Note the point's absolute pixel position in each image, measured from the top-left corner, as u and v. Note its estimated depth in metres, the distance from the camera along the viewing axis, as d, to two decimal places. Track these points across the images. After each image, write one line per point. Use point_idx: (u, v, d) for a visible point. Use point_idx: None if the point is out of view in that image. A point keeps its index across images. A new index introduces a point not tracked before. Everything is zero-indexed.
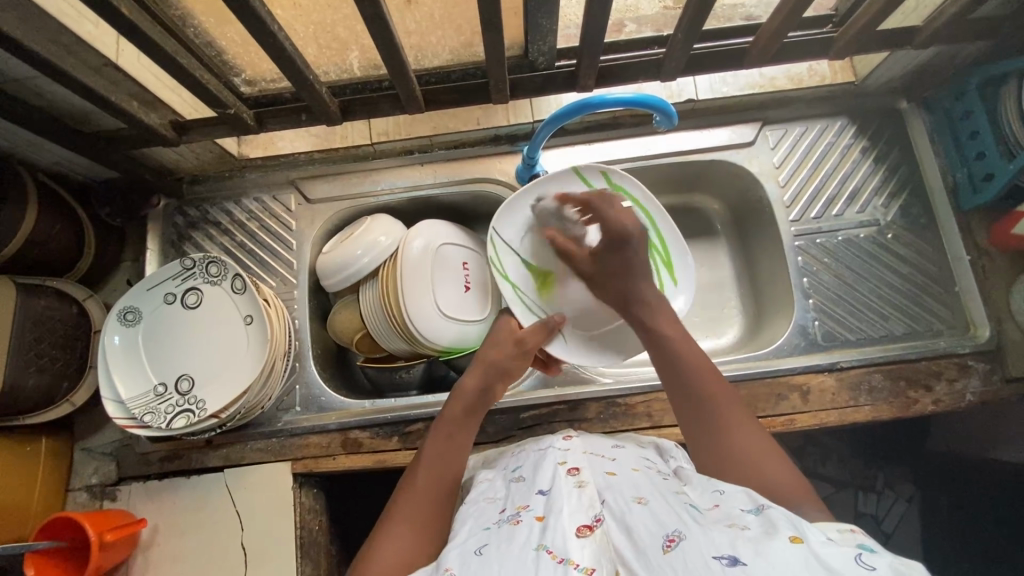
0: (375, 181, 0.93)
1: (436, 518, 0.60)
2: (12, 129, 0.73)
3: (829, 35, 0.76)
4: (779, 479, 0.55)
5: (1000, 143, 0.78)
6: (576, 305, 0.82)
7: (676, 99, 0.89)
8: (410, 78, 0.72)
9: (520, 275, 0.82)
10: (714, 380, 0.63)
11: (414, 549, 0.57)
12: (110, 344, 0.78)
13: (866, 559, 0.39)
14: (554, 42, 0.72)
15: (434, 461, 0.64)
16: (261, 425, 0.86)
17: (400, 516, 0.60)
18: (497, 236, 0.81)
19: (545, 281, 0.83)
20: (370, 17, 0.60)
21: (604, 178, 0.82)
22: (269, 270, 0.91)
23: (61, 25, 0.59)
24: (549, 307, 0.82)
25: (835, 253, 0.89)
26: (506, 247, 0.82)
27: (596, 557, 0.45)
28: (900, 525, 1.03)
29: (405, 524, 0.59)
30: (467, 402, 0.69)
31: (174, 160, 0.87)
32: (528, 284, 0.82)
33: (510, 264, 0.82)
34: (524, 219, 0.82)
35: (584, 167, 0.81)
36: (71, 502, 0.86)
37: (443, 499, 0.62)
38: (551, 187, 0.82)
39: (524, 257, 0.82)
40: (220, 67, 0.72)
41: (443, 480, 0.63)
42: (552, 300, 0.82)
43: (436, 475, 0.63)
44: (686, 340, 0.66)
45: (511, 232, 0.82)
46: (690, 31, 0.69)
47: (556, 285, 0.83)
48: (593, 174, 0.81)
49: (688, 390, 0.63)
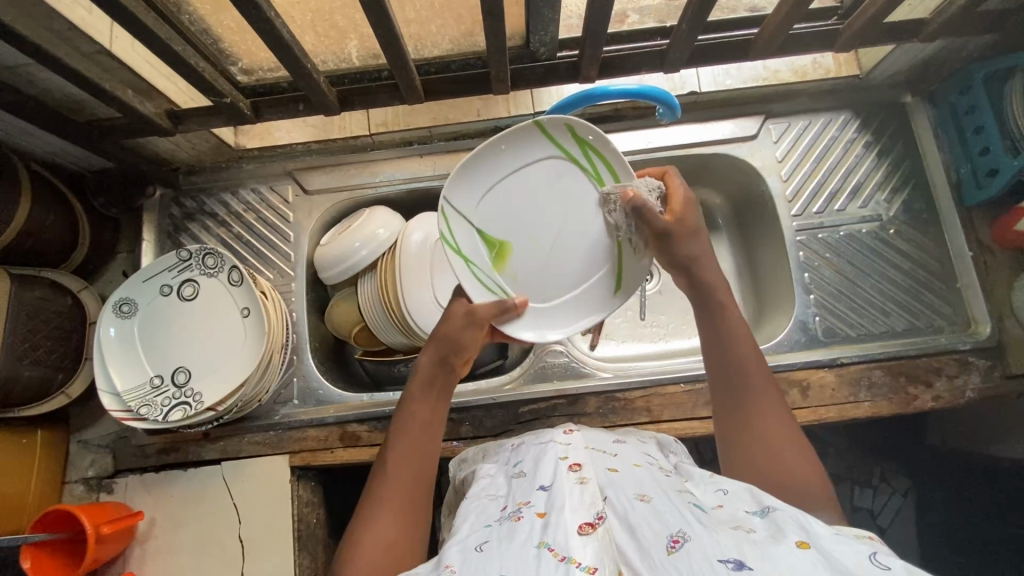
0: (374, 172, 0.92)
1: (417, 507, 0.59)
2: (5, 117, 0.71)
3: (834, 28, 0.75)
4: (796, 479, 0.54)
5: (1005, 138, 0.77)
6: (536, 277, 0.69)
7: (679, 91, 0.87)
8: (409, 68, 0.71)
9: (472, 246, 0.68)
10: (755, 375, 0.61)
11: (396, 543, 0.56)
12: (106, 336, 0.78)
13: (881, 560, 0.39)
14: (556, 32, 0.71)
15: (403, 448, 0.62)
16: (259, 417, 0.85)
17: (376, 511, 0.57)
18: (449, 207, 0.67)
19: (500, 251, 0.69)
20: (370, 4, 0.59)
21: (569, 134, 0.66)
22: (266, 262, 0.90)
23: (53, 10, 0.58)
24: (506, 283, 0.69)
25: (837, 248, 0.88)
26: (459, 217, 0.68)
27: (599, 555, 0.44)
28: (896, 520, 1.03)
29: (384, 520, 0.56)
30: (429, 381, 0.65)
31: (170, 150, 0.86)
32: (480, 255, 0.68)
33: (461, 232, 0.68)
34: (477, 183, 0.68)
35: (545, 121, 0.66)
36: (68, 494, 0.86)
37: (421, 487, 0.61)
38: (508, 146, 0.67)
39: (480, 227, 0.68)
40: (216, 55, 0.71)
41: (418, 469, 0.61)
42: (508, 273, 0.69)
43: (408, 466, 0.61)
44: (739, 335, 0.63)
45: (466, 199, 0.68)
46: (695, 22, 0.68)
47: (512, 255, 0.69)
48: (558, 130, 0.66)
49: (729, 382, 0.61)
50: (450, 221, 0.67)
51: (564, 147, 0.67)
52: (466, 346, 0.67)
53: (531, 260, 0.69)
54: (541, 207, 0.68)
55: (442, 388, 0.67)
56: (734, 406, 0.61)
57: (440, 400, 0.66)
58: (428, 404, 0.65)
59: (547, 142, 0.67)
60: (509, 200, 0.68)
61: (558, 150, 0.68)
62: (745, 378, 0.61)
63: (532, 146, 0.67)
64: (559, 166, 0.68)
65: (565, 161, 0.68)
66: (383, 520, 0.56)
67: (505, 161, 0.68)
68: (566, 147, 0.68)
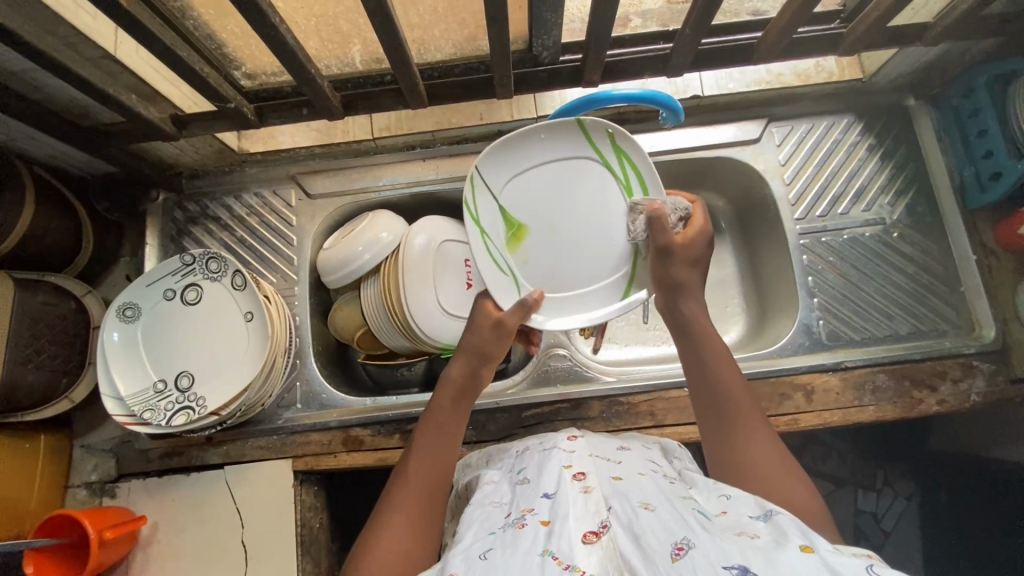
0: (376, 176, 0.92)
1: (430, 512, 0.59)
2: (8, 122, 0.71)
3: (838, 32, 0.75)
4: (789, 486, 0.55)
5: (1009, 142, 0.77)
6: (545, 266, 0.70)
7: (682, 95, 0.88)
8: (413, 73, 0.71)
9: (492, 222, 0.69)
10: (736, 388, 0.62)
11: (412, 545, 0.56)
12: (110, 341, 0.78)
13: (878, 570, 0.39)
14: (559, 36, 0.71)
15: (426, 452, 0.63)
16: (261, 422, 0.85)
17: (396, 512, 0.58)
18: (478, 178, 0.68)
19: (517, 232, 0.69)
20: (374, 10, 0.59)
21: (610, 141, 0.68)
22: (269, 266, 0.90)
23: (58, 16, 0.58)
24: (514, 264, 0.70)
25: (840, 252, 0.88)
26: (485, 190, 0.68)
27: (603, 564, 0.44)
28: (899, 523, 1.04)
29: (397, 525, 0.57)
30: (456, 390, 0.68)
31: (173, 155, 0.86)
32: (498, 231, 0.69)
33: (484, 204, 0.68)
34: (509, 164, 0.69)
35: (588, 120, 0.67)
36: (71, 499, 0.86)
37: (438, 491, 0.61)
38: (547, 135, 0.68)
39: (503, 205, 0.69)
40: (220, 60, 0.71)
41: (436, 474, 0.62)
42: (520, 256, 0.70)
43: (429, 467, 0.62)
44: (717, 348, 0.65)
45: (497, 174, 0.69)
46: (698, 26, 0.68)
47: (528, 239, 0.69)
48: (598, 132, 0.68)
49: (713, 398, 0.62)
50: (476, 191, 0.68)
51: (601, 152, 0.68)
52: (491, 357, 0.70)
53: (543, 250, 0.70)
54: (567, 200, 0.69)
55: (467, 397, 0.69)
56: (717, 420, 0.61)
57: (464, 409, 0.68)
58: (452, 412, 0.67)
59: (585, 139, 0.68)
60: (537, 186, 0.69)
61: (594, 151, 0.69)
62: (723, 391, 0.62)
63: (571, 141, 0.68)
64: (591, 167, 0.69)
65: (598, 164, 0.69)
66: (397, 524, 0.57)
67: (542, 149, 0.69)
68: (603, 152, 0.69)
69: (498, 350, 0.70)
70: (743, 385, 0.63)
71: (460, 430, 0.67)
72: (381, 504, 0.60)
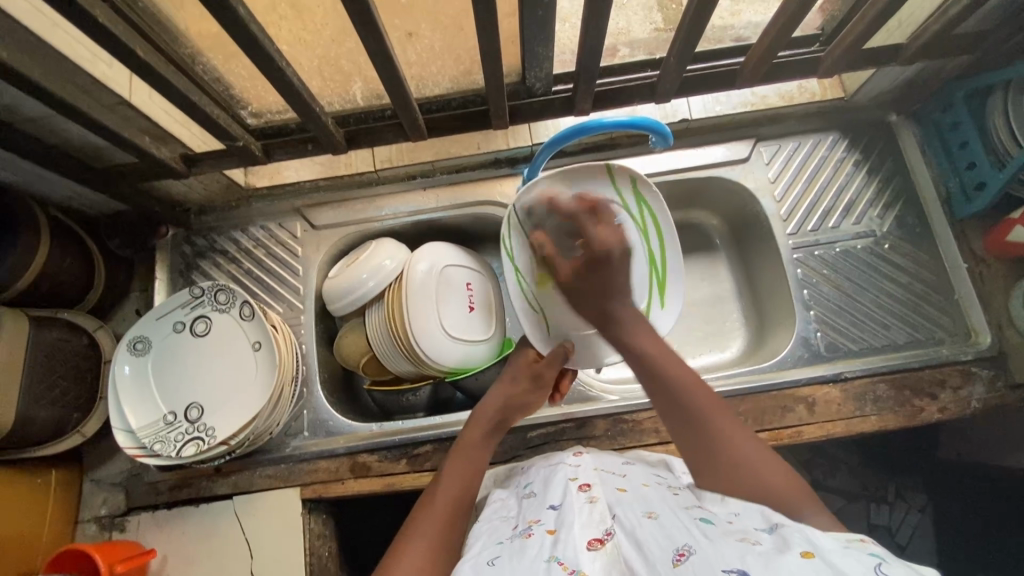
0: (379, 207, 0.95)
1: (454, 534, 0.63)
2: (24, 164, 0.74)
3: (816, 55, 0.79)
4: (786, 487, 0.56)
5: (991, 153, 0.80)
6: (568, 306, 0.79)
7: (671, 118, 0.91)
8: (413, 108, 0.74)
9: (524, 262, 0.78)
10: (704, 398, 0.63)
11: (432, 558, 0.59)
12: (121, 374, 0.79)
13: (885, 570, 0.40)
14: (551, 68, 0.74)
15: (456, 479, 0.68)
16: (270, 451, 0.86)
17: (421, 531, 0.62)
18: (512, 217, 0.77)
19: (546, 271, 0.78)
20: (374, 51, 0.62)
21: (632, 186, 0.75)
22: (275, 296, 0.93)
23: (76, 66, 0.61)
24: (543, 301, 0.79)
25: (833, 264, 0.90)
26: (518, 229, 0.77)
27: (606, 569, 0.47)
28: (913, 537, 1.00)
29: (423, 541, 0.61)
30: (486, 426, 0.73)
31: (182, 192, 0.89)
32: (529, 270, 0.78)
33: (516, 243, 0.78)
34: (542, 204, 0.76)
35: (614, 167, 0.75)
36: (81, 534, 0.86)
37: (460, 518, 0.65)
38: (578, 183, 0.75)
39: None
40: (229, 101, 0.75)
41: (463, 501, 0.66)
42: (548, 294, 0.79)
43: (456, 489, 0.67)
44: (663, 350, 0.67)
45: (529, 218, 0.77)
46: (682, 56, 0.72)
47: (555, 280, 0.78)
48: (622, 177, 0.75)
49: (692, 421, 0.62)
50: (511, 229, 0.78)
51: (622, 195, 0.76)
52: (525, 407, 0.76)
53: None
54: None
55: (496, 434, 0.74)
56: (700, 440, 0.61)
57: (494, 444, 0.74)
58: (481, 446, 0.72)
59: (609, 183, 0.76)
60: None
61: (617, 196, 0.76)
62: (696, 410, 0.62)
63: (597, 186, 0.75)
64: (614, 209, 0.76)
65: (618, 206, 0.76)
66: (423, 539, 0.61)
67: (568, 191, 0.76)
68: (623, 194, 0.76)
69: (534, 401, 0.77)
70: (679, 360, 0.66)
71: (485, 466, 0.72)
72: (407, 525, 0.64)
